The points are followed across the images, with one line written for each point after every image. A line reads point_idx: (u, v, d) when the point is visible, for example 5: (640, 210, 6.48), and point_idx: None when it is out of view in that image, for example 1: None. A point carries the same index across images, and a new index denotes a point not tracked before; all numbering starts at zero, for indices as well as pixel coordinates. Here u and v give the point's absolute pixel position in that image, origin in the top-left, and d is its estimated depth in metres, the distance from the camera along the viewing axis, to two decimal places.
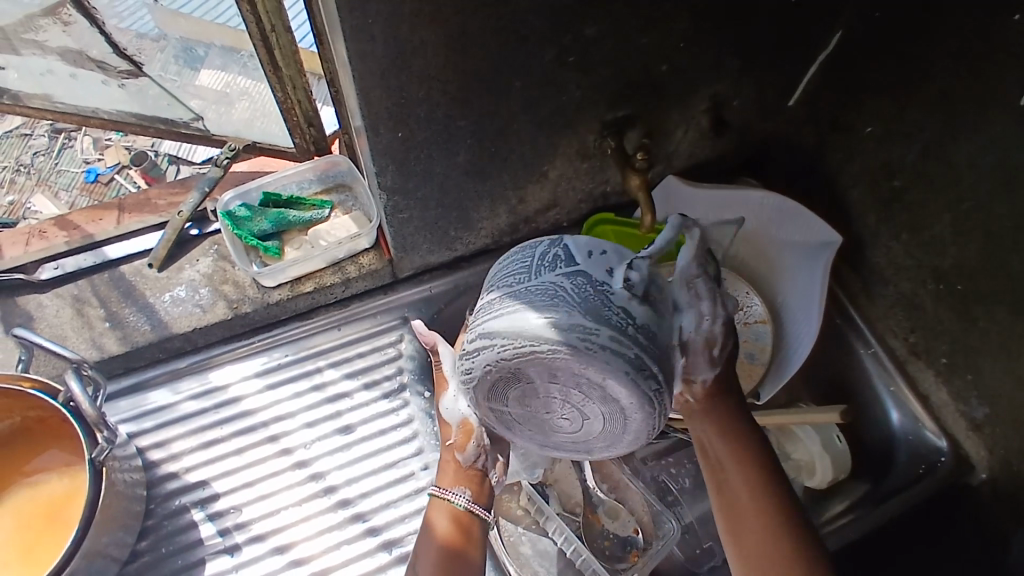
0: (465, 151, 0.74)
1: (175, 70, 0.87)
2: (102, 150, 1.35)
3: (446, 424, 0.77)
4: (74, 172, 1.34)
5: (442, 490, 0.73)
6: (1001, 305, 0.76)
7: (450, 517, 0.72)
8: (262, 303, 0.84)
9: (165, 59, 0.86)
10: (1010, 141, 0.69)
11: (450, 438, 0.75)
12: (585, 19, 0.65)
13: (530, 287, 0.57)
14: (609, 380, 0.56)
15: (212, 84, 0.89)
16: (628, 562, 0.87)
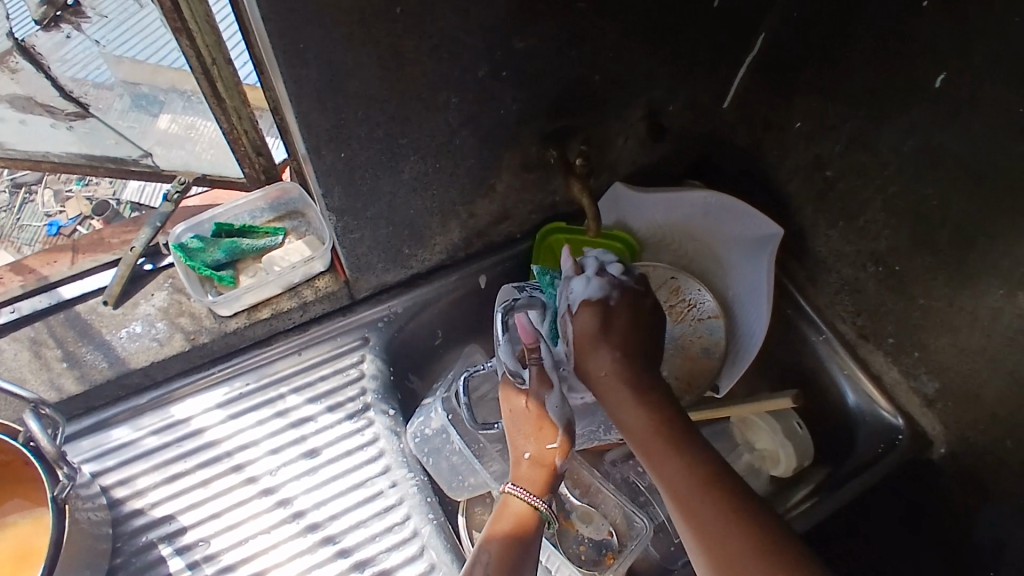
0: (410, 168, 0.75)
1: (131, 117, 0.89)
2: (64, 203, 1.34)
3: (543, 422, 0.72)
4: (36, 227, 1.32)
5: (528, 494, 0.71)
6: (936, 282, 0.79)
7: (524, 515, 0.70)
8: (220, 332, 0.84)
9: (121, 105, 0.87)
10: (925, 126, 0.73)
11: (551, 439, 0.72)
12: (516, 33, 0.68)
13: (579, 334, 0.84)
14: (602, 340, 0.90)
15: (169, 128, 0.91)
16: (605, 565, 0.87)
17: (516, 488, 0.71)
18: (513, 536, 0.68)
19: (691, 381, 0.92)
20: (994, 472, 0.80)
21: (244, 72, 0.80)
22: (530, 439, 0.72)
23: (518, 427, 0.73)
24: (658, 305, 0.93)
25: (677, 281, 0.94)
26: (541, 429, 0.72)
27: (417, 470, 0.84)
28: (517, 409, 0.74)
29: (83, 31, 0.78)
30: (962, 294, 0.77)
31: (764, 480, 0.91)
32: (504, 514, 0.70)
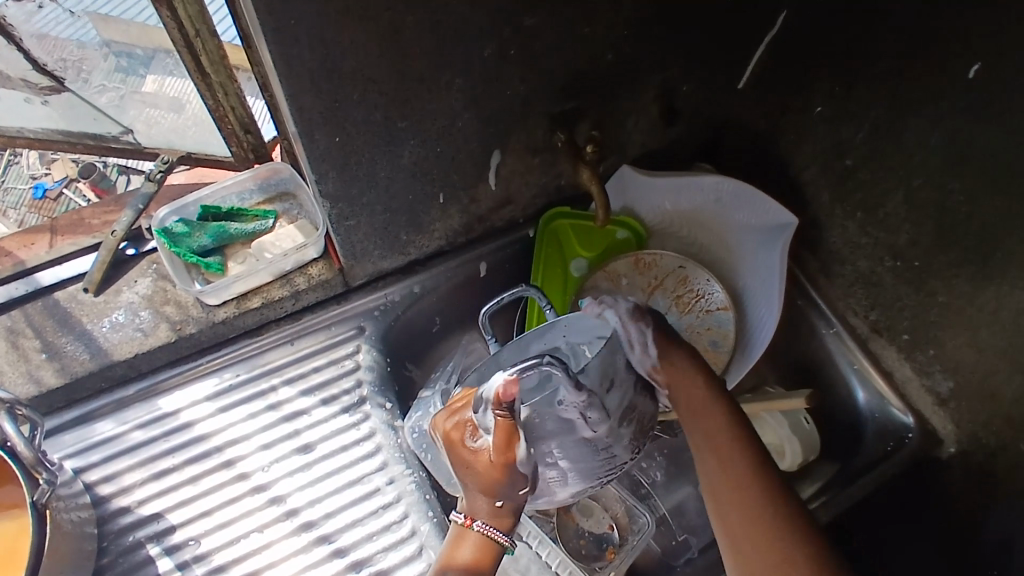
0: (409, 153, 0.71)
1: (118, 79, 0.84)
2: (48, 164, 1.23)
3: (510, 475, 0.62)
4: (22, 190, 1.21)
5: (489, 526, 0.63)
6: (956, 279, 0.76)
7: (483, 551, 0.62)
8: (208, 322, 0.80)
9: (107, 68, 0.83)
10: (955, 117, 0.69)
11: (523, 487, 0.63)
12: (525, 9, 0.62)
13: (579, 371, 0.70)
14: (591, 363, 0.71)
15: (154, 91, 0.84)
16: (605, 560, 0.85)
17: (480, 523, 0.63)
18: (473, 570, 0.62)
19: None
20: (1005, 474, 0.78)
21: (223, 30, 0.72)
22: (500, 489, 0.62)
23: (480, 478, 0.62)
24: (664, 295, 0.91)
25: (684, 270, 0.91)
26: (515, 480, 0.62)
27: (415, 466, 0.81)
28: (480, 461, 0.62)
29: (58, 0, 0.74)
30: (985, 294, 0.73)
31: None
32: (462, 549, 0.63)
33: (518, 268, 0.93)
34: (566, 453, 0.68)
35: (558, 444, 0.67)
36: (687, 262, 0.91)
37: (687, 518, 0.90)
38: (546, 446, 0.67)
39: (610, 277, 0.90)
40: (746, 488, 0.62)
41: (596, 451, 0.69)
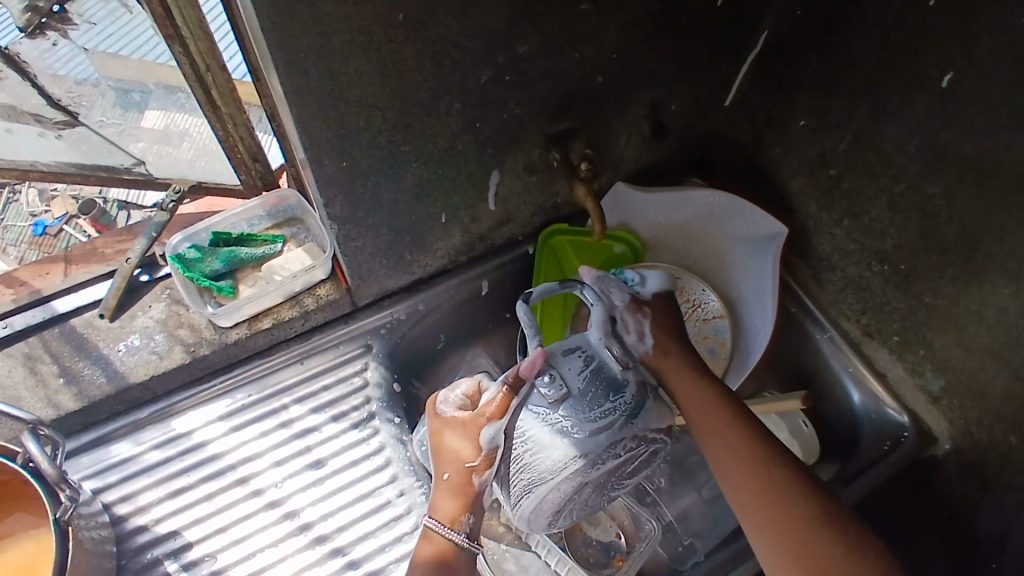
0: (412, 174, 0.74)
1: (117, 114, 0.84)
2: (49, 201, 1.24)
3: (469, 444, 0.69)
4: (22, 227, 1.23)
5: (442, 525, 0.70)
6: (943, 279, 0.78)
7: (444, 551, 0.70)
8: (220, 343, 0.82)
9: (106, 103, 0.82)
10: (930, 125, 0.72)
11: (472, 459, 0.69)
12: (519, 35, 0.66)
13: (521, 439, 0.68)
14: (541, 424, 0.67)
15: (156, 124, 0.86)
16: (613, 567, 0.86)
17: (432, 522, 0.70)
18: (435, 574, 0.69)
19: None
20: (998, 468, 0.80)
21: (234, 68, 0.75)
22: (458, 459, 0.70)
23: (445, 450, 0.70)
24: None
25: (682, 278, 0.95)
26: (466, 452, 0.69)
27: (424, 478, 0.83)
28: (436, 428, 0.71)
29: (70, 37, 0.72)
30: (970, 292, 0.76)
31: None
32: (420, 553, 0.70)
33: (519, 283, 0.96)
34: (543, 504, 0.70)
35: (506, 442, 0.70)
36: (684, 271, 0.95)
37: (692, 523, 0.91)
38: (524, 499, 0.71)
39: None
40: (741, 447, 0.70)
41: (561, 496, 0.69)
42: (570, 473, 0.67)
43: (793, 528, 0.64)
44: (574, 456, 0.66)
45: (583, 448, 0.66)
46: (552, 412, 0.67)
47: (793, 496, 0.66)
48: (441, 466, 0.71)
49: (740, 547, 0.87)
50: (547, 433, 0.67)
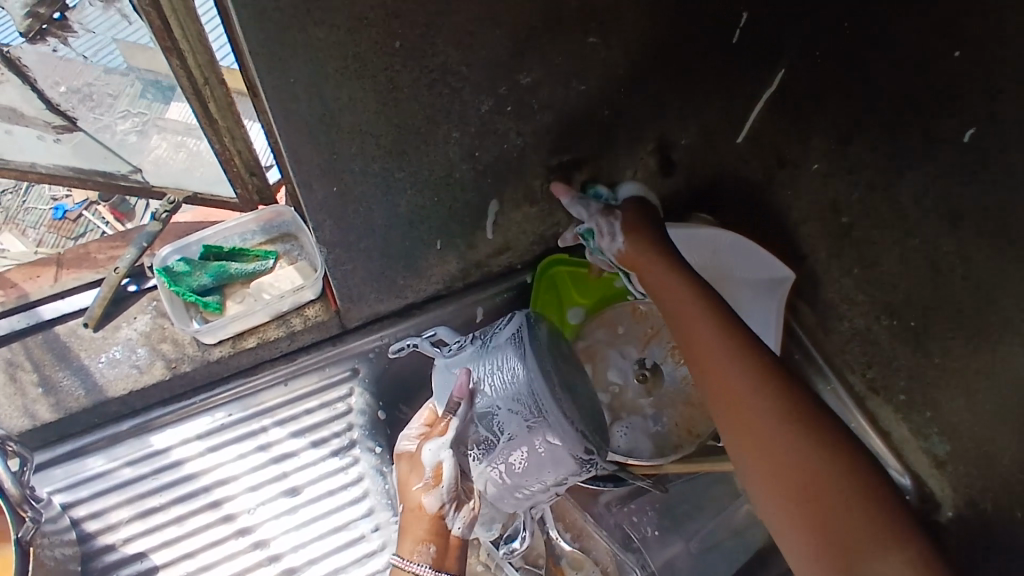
0: (406, 202, 0.72)
1: (143, 105, 0.81)
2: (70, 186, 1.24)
3: (413, 467, 0.72)
4: (41, 210, 1.25)
5: (405, 559, 0.68)
6: (954, 340, 0.74)
7: None
8: (203, 361, 0.80)
9: (131, 96, 0.80)
10: (949, 180, 0.69)
11: (418, 479, 0.71)
12: (522, 67, 0.63)
13: (459, 391, 0.71)
14: (461, 361, 0.75)
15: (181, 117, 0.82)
16: None
17: (397, 556, 0.68)
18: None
19: (690, 430, 0.88)
20: (1002, 545, 0.75)
21: (219, 51, 0.71)
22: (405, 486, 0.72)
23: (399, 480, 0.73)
24: (661, 343, 0.92)
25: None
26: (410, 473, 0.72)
27: None
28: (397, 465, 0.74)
29: (70, 44, 0.71)
30: (982, 356, 0.72)
31: (765, 533, 0.88)
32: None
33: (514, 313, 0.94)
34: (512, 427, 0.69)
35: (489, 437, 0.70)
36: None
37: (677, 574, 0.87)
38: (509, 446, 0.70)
39: (607, 326, 0.92)
40: (726, 369, 0.65)
41: (518, 412, 0.69)
42: (504, 392, 0.70)
43: (788, 459, 0.58)
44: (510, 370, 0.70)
45: (513, 363, 0.70)
46: (514, 381, 0.70)
47: (781, 440, 0.59)
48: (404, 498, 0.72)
49: None
50: (521, 400, 0.69)
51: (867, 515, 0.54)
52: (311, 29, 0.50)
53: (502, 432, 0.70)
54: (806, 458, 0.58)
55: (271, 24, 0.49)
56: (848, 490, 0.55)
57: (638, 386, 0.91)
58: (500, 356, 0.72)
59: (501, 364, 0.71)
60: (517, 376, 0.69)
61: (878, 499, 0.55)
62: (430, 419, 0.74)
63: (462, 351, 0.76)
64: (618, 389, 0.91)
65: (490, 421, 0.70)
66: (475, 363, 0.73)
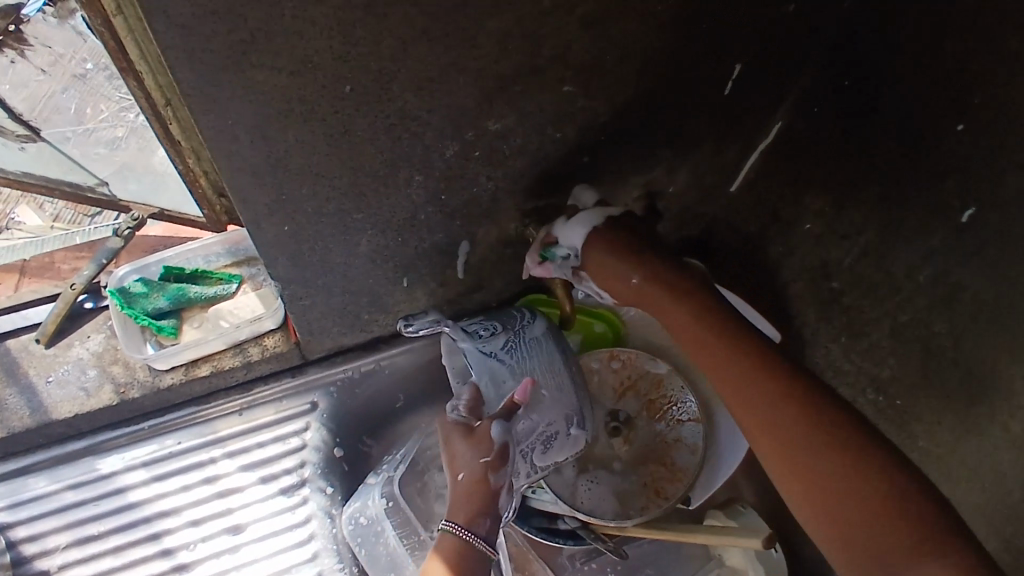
0: (367, 241, 0.68)
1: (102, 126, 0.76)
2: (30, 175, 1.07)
3: (468, 445, 0.71)
4: None
5: (461, 527, 0.67)
6: (940, 426, 0.70)
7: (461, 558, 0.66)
8: (152, 388, 0.77)
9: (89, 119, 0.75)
10: (945, 258, 0.64)
11: (483, 453, 0.70)
12: (490, 114, 0.59)
13: (511, 377, 0.74)
14: (498, 349, 0.75)
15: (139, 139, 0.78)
16: None
17: (450, 524, 0.67)
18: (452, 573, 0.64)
19: (659, 491, 0.84)
20: None
21: None
22: (460, 460, 0.71)
23: (451, 453, 0.72)
24: (636, 396, 0.88)
25: (660, 372, 0.88)
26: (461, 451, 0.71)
27: (347, 560, 0.80)
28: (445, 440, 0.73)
29: (27, 57, 0.67)
30: (967, 447, 0.67)
31: None
32: (435, 555, 0.66)
33: None
34: (551, 416, 0.75)
35: (537, 418, 0.74)
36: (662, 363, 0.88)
37: None
38: (536, 437, 0.74)
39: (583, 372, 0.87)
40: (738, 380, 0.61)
41: (560, 400, 0.76)
42: (551, 379, 0.76)
43: (817, 483, 0.54)
44: (552, 359, 0.77)
45: (553, 352, 0.77)
46: (556, 371, 0.77)
47: (809, 449, 0.55)
48: (458, 467, 0.71)
49: None
50: (563, 387, 0.77)
51: (898, 539, 0.49)
52: (250, 71, 0.47)
53: (538, 423, 0.74)
54: (843, 488, 0.53)
55: (203, 65, 0.46)
56: (879, 518, 0.50)
57: (609, 440, 0.87)
58: (542, 350, 0.77)
59: (544, 356, 0.77)
60: (557, 368, 0.77)
61: (918, 518, 0.50)
62: (475, 401, 0.72)
63: (501, 338, 0.76)
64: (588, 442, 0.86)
65: (538, 404, 0.74)
66: (523, 352, 0.76)
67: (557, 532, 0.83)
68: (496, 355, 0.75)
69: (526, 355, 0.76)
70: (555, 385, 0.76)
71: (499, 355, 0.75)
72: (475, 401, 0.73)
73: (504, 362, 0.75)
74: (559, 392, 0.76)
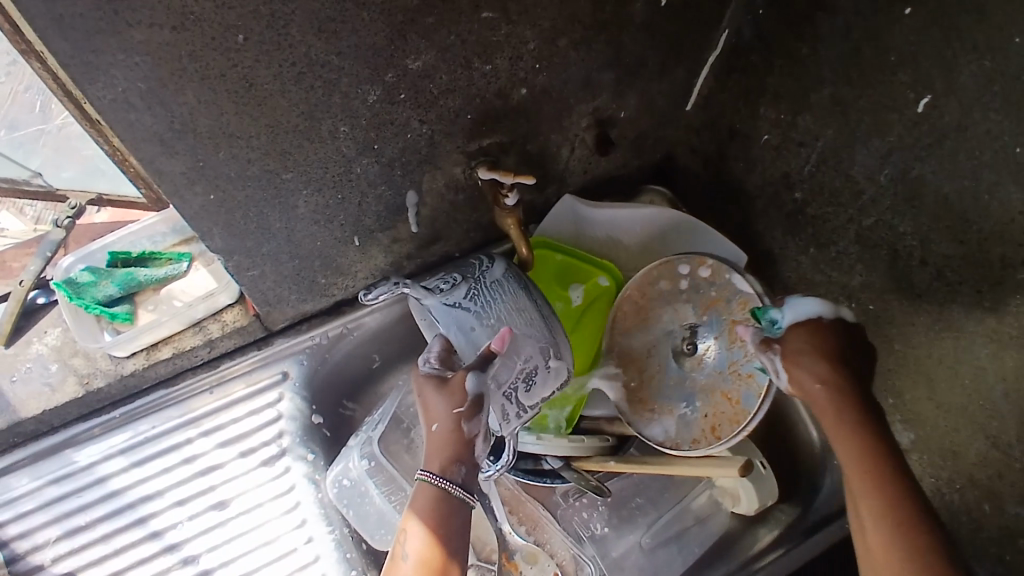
0: (304, 203, 0.65)
1: None
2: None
3: (440, 396, 0.65)
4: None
5: (437, 477, 0.62)
6: (913, 328, 0.68)
7: (439, 506, 0.61)
8: (116, 375, 0.76)
9: None
10: (905, 154, 0.61)
11: (459, 403, 0.63)
12: (406, 51, 0.55)
13: (475, 323, 0.71)
14: (461, 300, 0.72)
15: None
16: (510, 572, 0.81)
17: (426, 473, 0.62)
18: (433, 532, 0.59)
19: (714, 429, 0.78)
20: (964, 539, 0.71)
21: None
22: (434, 410, 0.64)
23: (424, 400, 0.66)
24: (719, 315, 0.79)
25: (747, 291, 0.78)
26: (437, 400, 0.64)
27: (337, 522, 0.80)
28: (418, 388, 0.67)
29: None
30: (942, 346, 0.65)
31: (723, 524, 0.85)
32: (412, 514, 0.60)
33: None
34: (527, 355, 0.71)
35: (511, 360, 0.70)
36: (750, 280, 0.77)
37: (626, 573, 0.83)
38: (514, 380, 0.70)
39: (669, 277, 0.81)
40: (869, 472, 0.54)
41: (530, 337, 0.72)
42: (518, 318, 0.73)
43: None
44: (513, 300, 0.74)
45: (513, 294, 0.74)
46: (521, 306, 0.74)
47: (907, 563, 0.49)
48: (433, 418, 0.65)
49: None
50: (535, 324, 0.73)
51: None
52: (128, 32, 0.45)
53: (518, 364, 0.70)
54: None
55: (73, 31, 0.43)
56: None
57: (678, 362, 0.81)
58: (504, 289, 0.74)
59: (509, 296, 0.74)
60: (520, 307, 0.73)
61: None
62: (446, 351, 0.68)
63: (462, 288, 0.73)
64: (652, 364, 0.82)
65: (511, 345, 0.70)
66: (485, 298, 0.73)
67: (543, 473, 0.82)
68: (461, 305, 0.72)
69: (490, 300, 0.73)
70: (523, 325, 0.73)
71: (462, 307, 0.72)
72: (447, 352, 0.69)
73: (470, 309, 0.71)
74: (528, 329, 0.73)
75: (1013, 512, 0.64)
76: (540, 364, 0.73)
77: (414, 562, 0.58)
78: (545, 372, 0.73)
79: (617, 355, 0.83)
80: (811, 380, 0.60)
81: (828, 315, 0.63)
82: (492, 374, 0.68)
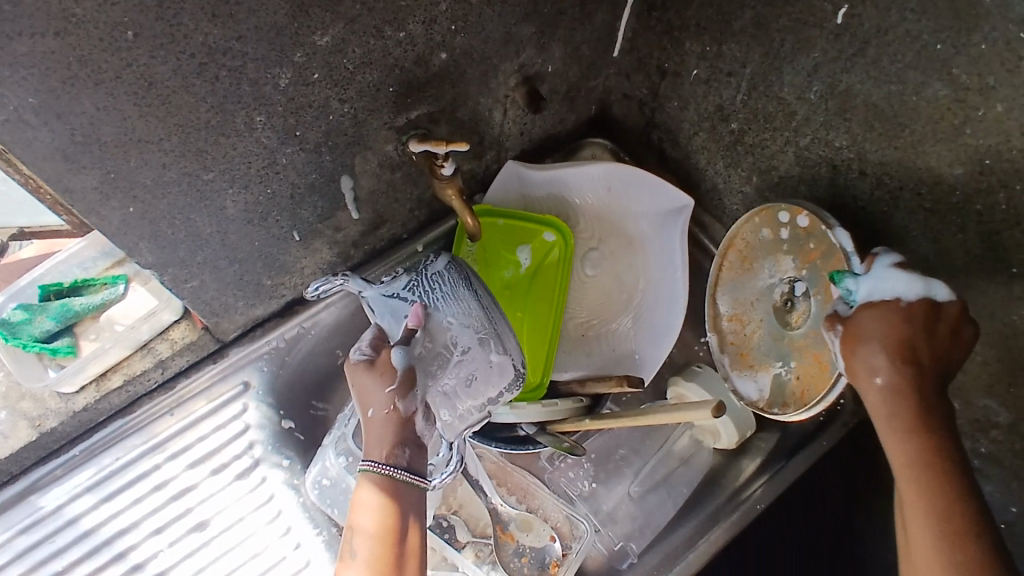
0: (232, 203, 0.63)
1: None
2: None
3: (369, 379, 0.60)
4: None
5: (381, 464, 0.58)
6: (861, 240, 0.69)
7: (388, 497, 0.57)
8: (68, 412, 0.73)
9: None
10: (830, 66, 0.60)
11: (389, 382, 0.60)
12: (311, 27, 0.53)
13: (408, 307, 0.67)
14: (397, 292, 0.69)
15: None
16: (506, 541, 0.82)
17: (368, 462, 0.58)
18: (387, 520, 0.56)
19: (803, 394, 0.72)
20: None
21: None
22: (367, 395, 0.60)
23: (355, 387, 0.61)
24: (818, 269, 0.69)
25: (840, 245, 0.66)
26: (365, 382, 0.61)
27: (323, 523, 0.79)
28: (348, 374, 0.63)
29: None
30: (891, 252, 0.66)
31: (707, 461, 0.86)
32: (363, 502, 0.57)
33: None
34: (463, 346, 0.68)
35: (444, 351, 0.67)
36: (845, 235, 0.65)
37: (620, 524, 0.84)
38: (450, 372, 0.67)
39: (769, 224, 0.73)
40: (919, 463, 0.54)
41: (469, 328, 0.70)
42: (456, 308, 0.70)
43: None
44: (452, 290, 0.71)
45: (452, 284, 0.72)
46: (457, 295, 0.71)
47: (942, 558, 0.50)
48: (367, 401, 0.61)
49: (674, 543, 0.81)
50: (473, 315, 0.70)
51: None
52: (7, 43, 0.42)
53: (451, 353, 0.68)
54: None
55: None
56: None
57: (781, 319, 0.74)
58: (440, 277, 0.72)
59: (449, 288, 0.71)
60: (456, 297, 0.71)
61: None
62: (377, 337, 0.63)
63: (401, 282, 0.71)
64: (753, 318, 0.77)
65: (444, 334, 0.68)
66: (425, 288, 0.70)
67: (522, 440, 0.81)
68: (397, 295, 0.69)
69: (429, 289, 0.70)
70: (462, 316, 0.70)
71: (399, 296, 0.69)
72: (379, 339, 0.64)
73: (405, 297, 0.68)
74: (465, 318, 0.70)
75: (981, 405, 0.66)
76: (479, 356, 0.69)
77: (368, 532, 0.56)
78: (489, 366, 0.70)
79: (728, 307, 0.79)
80: (870, 376, 0.57)
81: (911, 296, 0.57)
82: (426, 361, 0.65)
